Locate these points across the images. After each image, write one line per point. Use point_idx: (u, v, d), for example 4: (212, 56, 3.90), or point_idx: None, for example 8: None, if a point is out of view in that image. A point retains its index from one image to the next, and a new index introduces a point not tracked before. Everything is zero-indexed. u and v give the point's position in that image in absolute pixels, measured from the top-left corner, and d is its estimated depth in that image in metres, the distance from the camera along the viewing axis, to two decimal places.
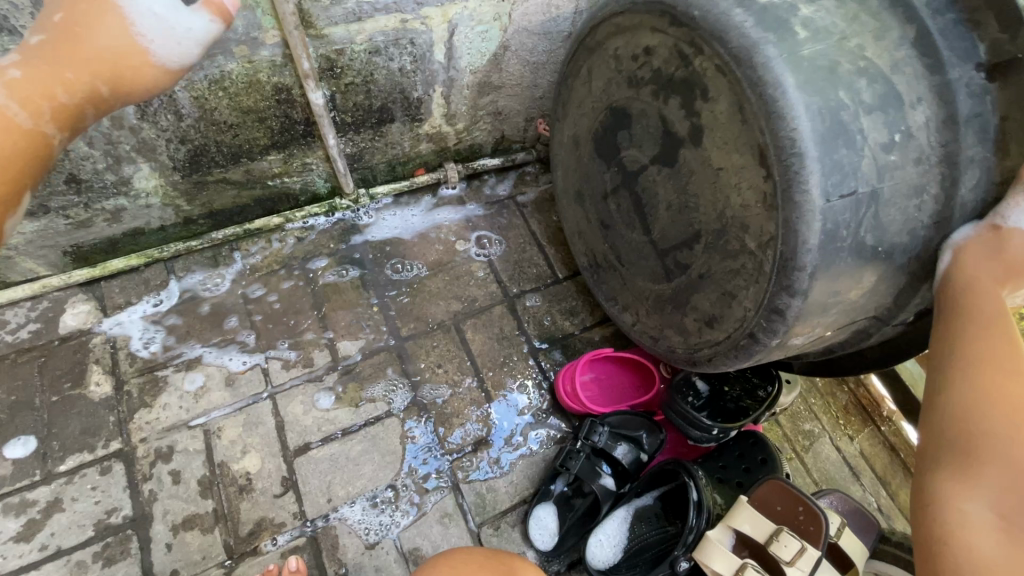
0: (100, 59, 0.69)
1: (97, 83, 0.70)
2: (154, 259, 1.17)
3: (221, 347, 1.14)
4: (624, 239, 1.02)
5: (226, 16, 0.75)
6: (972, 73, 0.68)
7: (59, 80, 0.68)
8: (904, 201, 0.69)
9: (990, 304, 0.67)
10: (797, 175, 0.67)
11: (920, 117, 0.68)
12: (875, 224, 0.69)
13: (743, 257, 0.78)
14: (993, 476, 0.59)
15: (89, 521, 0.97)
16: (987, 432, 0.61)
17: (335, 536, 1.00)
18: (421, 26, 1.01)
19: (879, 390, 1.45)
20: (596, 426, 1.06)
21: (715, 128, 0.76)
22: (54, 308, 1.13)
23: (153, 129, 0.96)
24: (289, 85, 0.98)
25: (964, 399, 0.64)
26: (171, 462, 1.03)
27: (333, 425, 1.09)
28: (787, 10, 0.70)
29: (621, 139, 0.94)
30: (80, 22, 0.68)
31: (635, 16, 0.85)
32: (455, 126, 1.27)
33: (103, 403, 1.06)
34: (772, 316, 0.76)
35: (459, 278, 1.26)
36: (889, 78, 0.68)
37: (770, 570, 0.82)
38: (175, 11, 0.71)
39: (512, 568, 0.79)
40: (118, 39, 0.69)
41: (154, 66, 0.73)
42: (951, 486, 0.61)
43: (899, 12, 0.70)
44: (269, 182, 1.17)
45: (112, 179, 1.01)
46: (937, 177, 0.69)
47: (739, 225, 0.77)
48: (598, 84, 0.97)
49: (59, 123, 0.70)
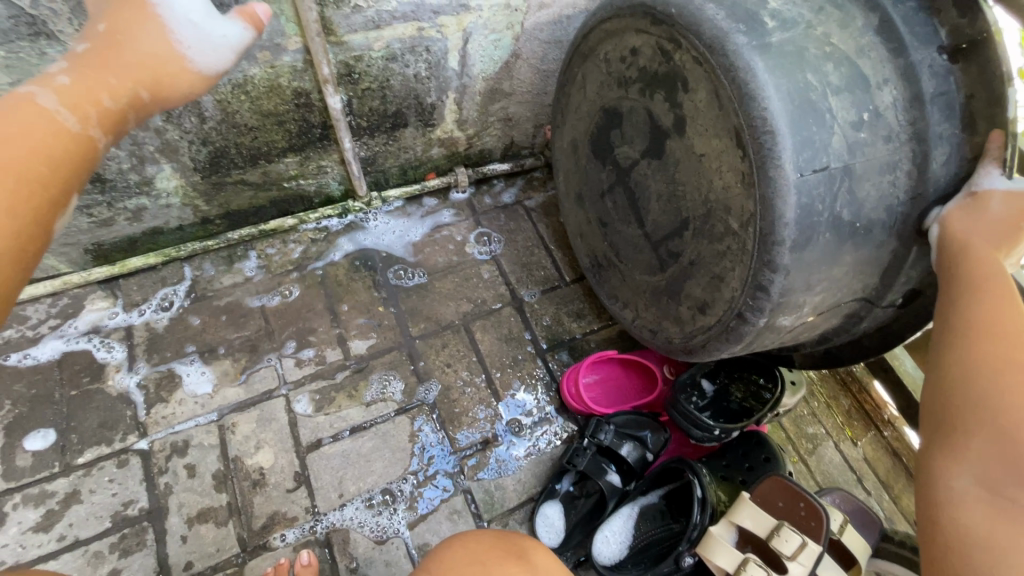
0: (147, 66, 0.73)
1: (138, 88, 0.73)
2: (172, 258, 1.20)
3: (236, 345, 1.16)
4: (622, 236, 1.05)
5: (259, 25, 0.81)
6: (935, 55, 0.71)
7: (106, 85, 0.70)
8: (877, 177, 0.72)
9: (983, 273, 0.67)
10: (771, 153, 0.70)
11: (887, 98, 0.71)
12: (850, 198, 0.71)
13: (728, 239, 0.80)
14: (987, 447, 0.58)
15: (106, 513, 0.99)
16: (980, 403, 0.60)
17: (346, 531, 1.02)
18: (437, 34, 1.04)
19: (883, 398, 1.46)
20: (601, 425, 1.08)
21: (696, 116, 0.79)
22: (74, 304, 1.16)
23: (177, 131, 0.99)
24: (308, 90, 1.02)
25: (952, 373, 0.64)
26: (186, 456, 1.05)
27: (344, 422, 1.11)
28: (757, 5, 0.74)
29: (614, 138, 0.98)
30: (123, 30, 0.73)
31: (620, 20, 0.89)
32: (467, 132, 1.30)
33: (120, 398, 1.08)
34: (757, 293, 0.77)
35: (468, 280, 1.29)
36: (854, 62, 0.71)
37: (772, 566, 0.84)
38: (211, 20, 0.77)
39: (523, 549, 0.80)
40: (158, 47, 0.74)
41: (191, 72, 0.77)
42: (940, 461, 0.61)
43: (863, 3, 0.74)
44: (285, 185, 1.20)
45: (136, 179, 1.04)
46: (908, 154, 0.72)
47: (723, 208, 0.79)
48: (590, 87, 1.01)
49: (106, 127, 0.70)
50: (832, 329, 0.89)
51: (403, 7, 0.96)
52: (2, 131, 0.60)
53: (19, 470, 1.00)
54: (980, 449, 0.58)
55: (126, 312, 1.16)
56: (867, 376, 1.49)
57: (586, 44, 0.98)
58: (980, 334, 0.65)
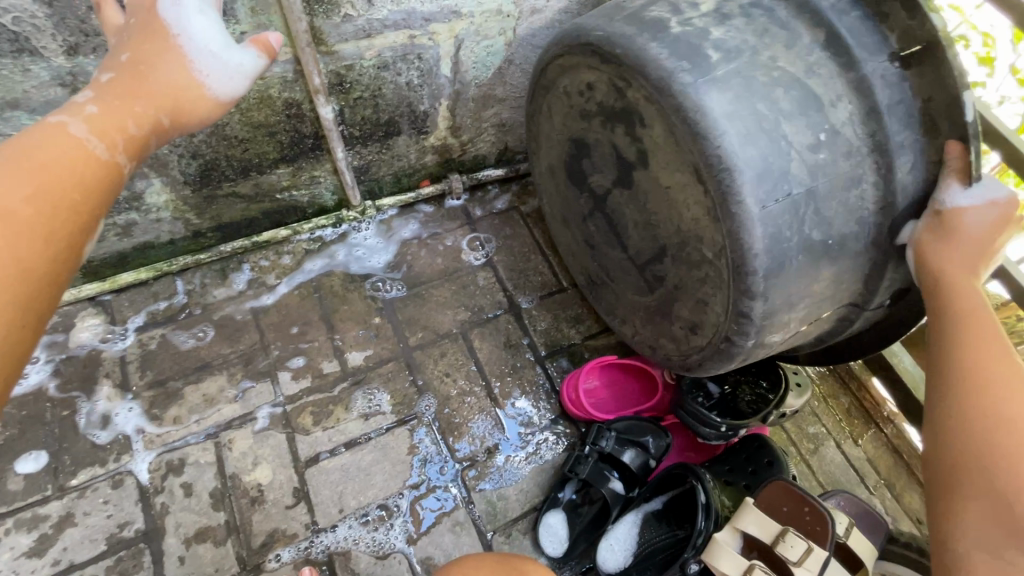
0: (165, 99, 0.72)
1: (158, 116, 0.72)
2: (164, 272, 1.18)
3: (231, 359, 1.14)
4: (608, 257, 1.05)
5: (271, 51, 0.80)
6: (887, 64, 0.70)
7: (129, 113, 0.69)
8: (842, 194, 0.71)
9: (961, 305, 0.70)
10: (729, 189, 0.69)
11: (843, 113, 0.71)
12: (817, 220, 0.71)
13: (706, 267, 0.80)
14: (990, 485, 0.60)
15: (101, 535, 0.97)
16: (975, 444, 0.62)
17: (347, 547, 1.01)
18: (429, 41, 1.03)
19: (881, 395, 1.47)
20: (602, 431, 1.06)
21: (658, 151, 0.79)
22: (64, 322, 1.14)
23: (166, 145, 0.98)
24: (299, 100, 1.00)
25: (943, 411, 0.66)
26: (183, 475, 1.03)
27: (343, 436, 1.10)
28: (697, 35, 0.72)
29: (586, 167, 0.98)
30: (144, 61, 0.72)
31: (572, 56, 0.88)
32: (461, 138, 1.29)
33: (113, 417, 1.06)
34: (739, 319, 0.77)
35: (465, 288, 1.28)
36: (804, 83, 0.70)
37: (778, 570, 0.83)
38: (228, 49, 0.76)
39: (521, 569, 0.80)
40: (176, 76, 0.73)
41: (209, 100, 0.76)
42: (944, 502, 0.63)
43: (807, 18, 0.73)
44: (278, 196, 1.19)
45: (125, 194, 1.02)
46: (871, 167, 0.72)
47: (696, 238, 0.79)
48: (556, 119, 1.00)
49: (130, 154, 0.68)
50: (828, 332, 0.88)
51: (394, 14, 0.95)
52: (24, 162, 0.59)
53: (11, 494, 0.98)
54: (978, 489, 0.60)
55: (118, 329, 1.14)
56: (865, 374, 1.49)
57: (544, 73, 0.97)
58: (964, 375, 0.67)
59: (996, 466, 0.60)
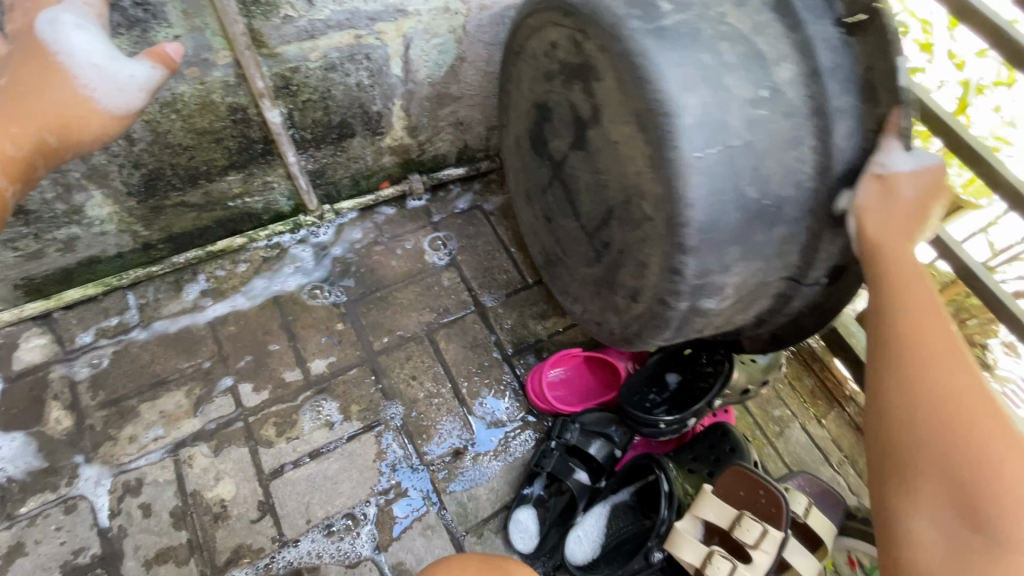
0: (47, 119, 0.68)
1: (42, 135, 0.68)
2: (112, 287, 1.14)
3: (188, 373, 1.11)
4: (563, 230, 1.04)
5: (169, 62, 0.73)
6: (828, 29, 0.72)
7: (3, 134, 0.66)
8: (781, 151, 0.71)
9: (899, 274, 0.67)
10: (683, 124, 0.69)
11: (785, 73, 0.72)
12: (755, 175, 0.71)
13: (646, 224, 0.79)
14: (946, 467, 0.54)
15: (56, 563, 0.94)
16: (940, 418, 0.56)
17: (316, 558, 0.99)
18: (376, 41, 1.00)
19: (842, 373, 1.50)
20: (567, 424, 1.09)
21: (609, 104, 0.79)
22: (7, 344, 1.09)
23: (104, 155, 0.94)
24: (244, 105, 0.97)
25: (898, 376, 0.61)
26: (140, 496, 1.00)
27: (308, 446, 1.08)
28: None
29: (546, 132, 0.98)
30: (26, 81, 0.67)
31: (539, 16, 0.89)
32: (418, 138, 1.28)
33: (64, 440, 1.02)
34: (672, 275, 0.76)
35: (430, 289, 1.27)
36: (749, 39, 0.72)
37: (739, 554, 0.85)
38: (115, 61, 0.71)
39: (507, 568, 0.75)
40: (66, 98, 0.69)
41: (99, 115, 0.72)
42: (894, 502, 0.57)
43: None
44: (230, 203, 1.15)
45: (64, 209, 0.98)
46: (811, 128, 0.72)
47: (639, 192, 0.78)
48: (523, 83, 1.01)
49: (7, 175, 0.67)
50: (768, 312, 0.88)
51: (337, 15, 0.93)
52: None
53: None
54: (942, 472, 0.55)
55: (66, 348, 1.10)
56: (828, 355, 1.53)
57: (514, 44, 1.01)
58: (908, 338, 0.62)
59: (955, 444, 0.55)
